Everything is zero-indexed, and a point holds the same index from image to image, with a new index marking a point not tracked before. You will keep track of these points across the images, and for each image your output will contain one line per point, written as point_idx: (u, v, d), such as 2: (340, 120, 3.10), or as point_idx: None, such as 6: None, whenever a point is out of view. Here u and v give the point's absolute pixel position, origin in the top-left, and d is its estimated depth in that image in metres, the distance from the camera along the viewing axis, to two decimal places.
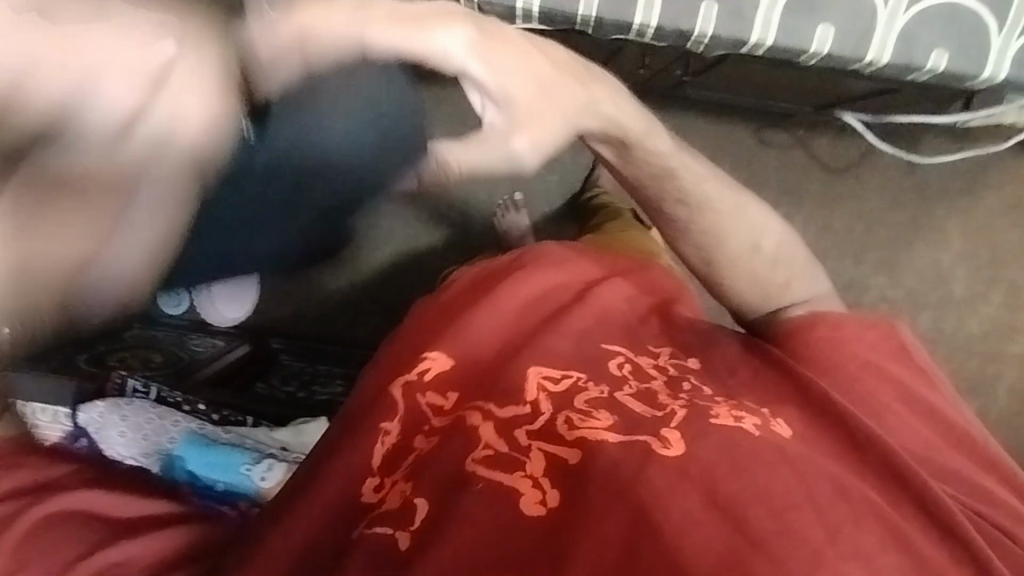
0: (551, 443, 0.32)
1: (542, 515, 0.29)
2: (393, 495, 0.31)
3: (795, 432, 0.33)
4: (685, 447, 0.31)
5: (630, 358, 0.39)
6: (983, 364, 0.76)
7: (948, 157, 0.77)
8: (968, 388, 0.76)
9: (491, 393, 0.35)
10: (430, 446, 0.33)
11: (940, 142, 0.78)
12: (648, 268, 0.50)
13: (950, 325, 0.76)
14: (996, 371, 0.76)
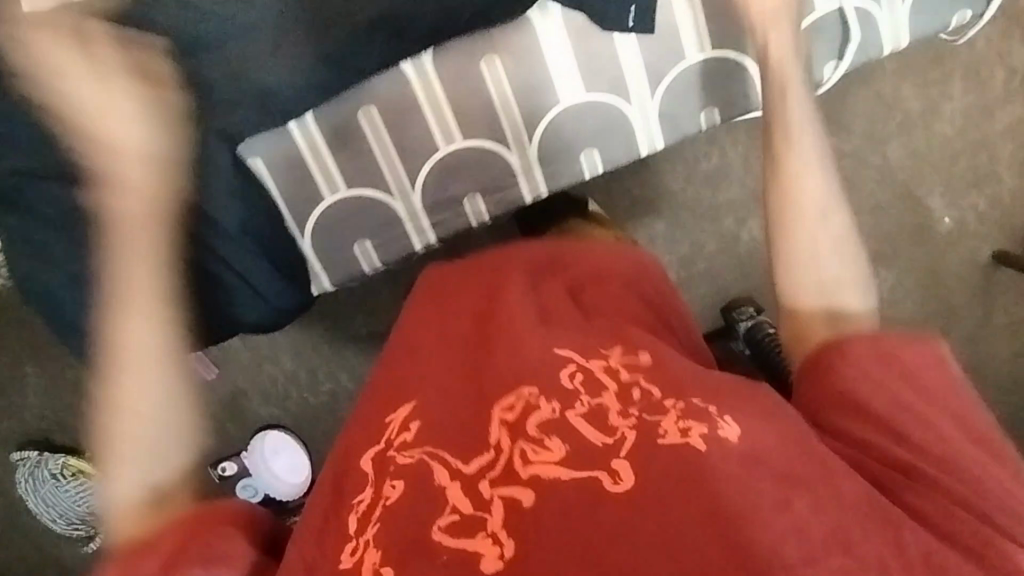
0: (510, 492, 0.47)
1: (501, 568, 0.44)
2: (364, 561, 0.47)
3: (738, 432, 0.48)
4: (631, 482, 0.47)
5: (581, 364, 0.54)
6: (970, 146, 1.17)
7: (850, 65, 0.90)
8: (975, 180, 1.17)
9: (458, 448, 0.51)
10: (398, 493, 0.50)
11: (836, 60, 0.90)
12: (602, 267, 0.67)
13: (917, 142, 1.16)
14: (997, 172, 1.17)
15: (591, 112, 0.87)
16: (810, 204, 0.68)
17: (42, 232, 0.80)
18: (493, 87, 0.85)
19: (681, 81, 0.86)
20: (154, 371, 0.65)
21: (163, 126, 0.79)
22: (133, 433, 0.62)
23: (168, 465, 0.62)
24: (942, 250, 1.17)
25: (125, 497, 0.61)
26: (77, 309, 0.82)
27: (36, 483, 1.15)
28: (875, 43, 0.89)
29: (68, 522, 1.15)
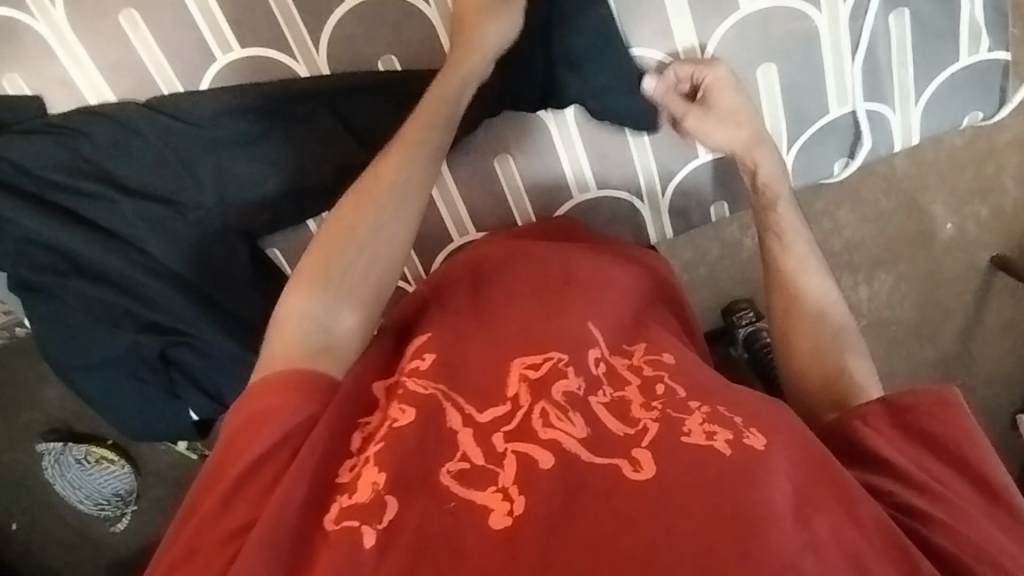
0: (530, 446, 0.55)
1: (509, 523, 0.50)
2: (371, 493, 0.53)
3: (763, 442, 0.55)
4: (653, 470, 0.52)
5: (604, 356, 0.66)
6: (976, 159, 1.20)
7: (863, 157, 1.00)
8: (980, 189, 1.21)
9: (484, 398, 0.61)
10: (411, 419, 0.58)
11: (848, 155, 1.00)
12: (623, 270, 0.79)
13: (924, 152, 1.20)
14: (1000, 182, 1.21)
15: (600, 208, 0.97)
16: (812, 301, 0.79)
17: (71, 318, 0.88)
18: (506, 183, 0.94)
19: (692, 175, 0.97)
20: (393, 213, 0.73)
21: (179, 231, 0.88)
22: (362, 284, 0.71)
23: (358, 326, 0.70)
24: (941, 255, 1.22)
25: (290, 331, 0.66)
26: (117, 387, 0.90)
27: (62, 468, 1.23)
28: (884, 141, 0.98)
29: (94, 503, 1.24)
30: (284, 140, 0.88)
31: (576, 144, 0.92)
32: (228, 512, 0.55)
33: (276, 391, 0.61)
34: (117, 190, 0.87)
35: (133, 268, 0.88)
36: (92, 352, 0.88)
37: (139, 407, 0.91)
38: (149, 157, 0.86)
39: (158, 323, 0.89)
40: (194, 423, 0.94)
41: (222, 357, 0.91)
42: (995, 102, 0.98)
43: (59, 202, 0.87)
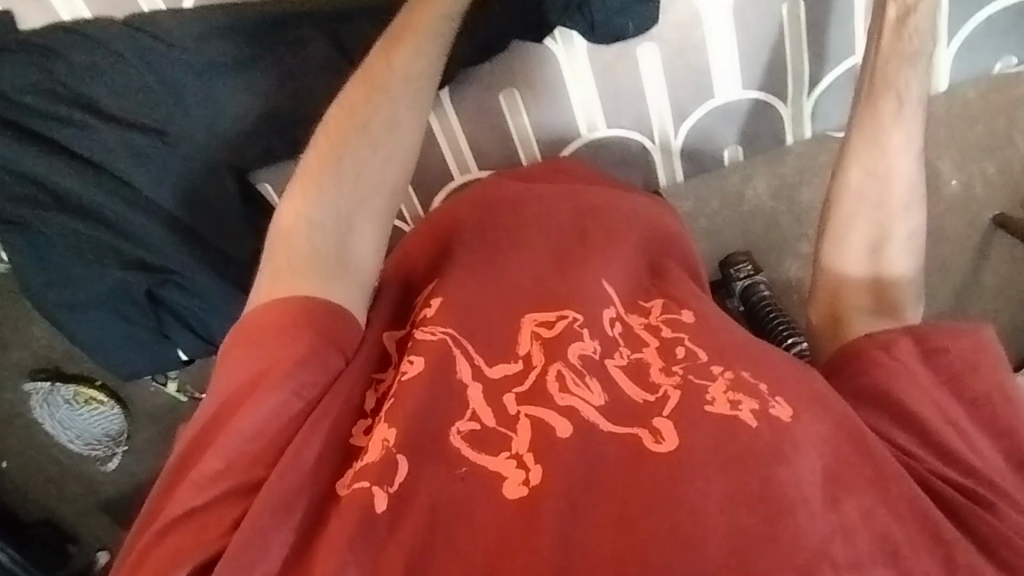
0: (546, 413, 0.57)
1: (523, 493, 0.53)
2: (380, 450, 0.55)
3: (790, 412, 0.56)
4: (674, 443, 0.54)
5: (621, 317, 0.67)
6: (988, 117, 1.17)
7: None
8: (990, 147, 1.18)
9: (501, 354, 0.62)
10: (420, 371, 0.59)
11: None
12: (643, 216, 0.78)
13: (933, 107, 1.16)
14: (1011, 140, 1.18)
15: (611, 149, 0.93)
16: (873, 213, 0.73)
17: (49, 252, 0.84)
18: (511, 118, 0.88)
19: (705, 116, 0.92)
20: (403, 111, 0.73)
21: (167, 163, 0.84)
22: (375, 186, 0.70)
23: (373, 235, 0.69)
24: (944, 211, 1.18)
25: (295, 238, 0.64)
26: (99, 327, 0.88)
27: (51, 408, 1.19)
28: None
29: (85, 442, 1.24)
30: (276, 68, 0.82)
31: (590, 84, 0.86)
32: (234, 464, 0.54)
33: (289, 313, 0.59)
34: (94, 116, 0.81)
35: (110, 199, 0.84)
36: (71, 286, 0.85)
37: (120, 348, 0.90)
38: (128, 82, 0.81)
39: (139, 257, 0.86)
40: (183, 363, 0.93)
41: (205, 299, 0.89)
42: None
43: (39, 130, 0.82)
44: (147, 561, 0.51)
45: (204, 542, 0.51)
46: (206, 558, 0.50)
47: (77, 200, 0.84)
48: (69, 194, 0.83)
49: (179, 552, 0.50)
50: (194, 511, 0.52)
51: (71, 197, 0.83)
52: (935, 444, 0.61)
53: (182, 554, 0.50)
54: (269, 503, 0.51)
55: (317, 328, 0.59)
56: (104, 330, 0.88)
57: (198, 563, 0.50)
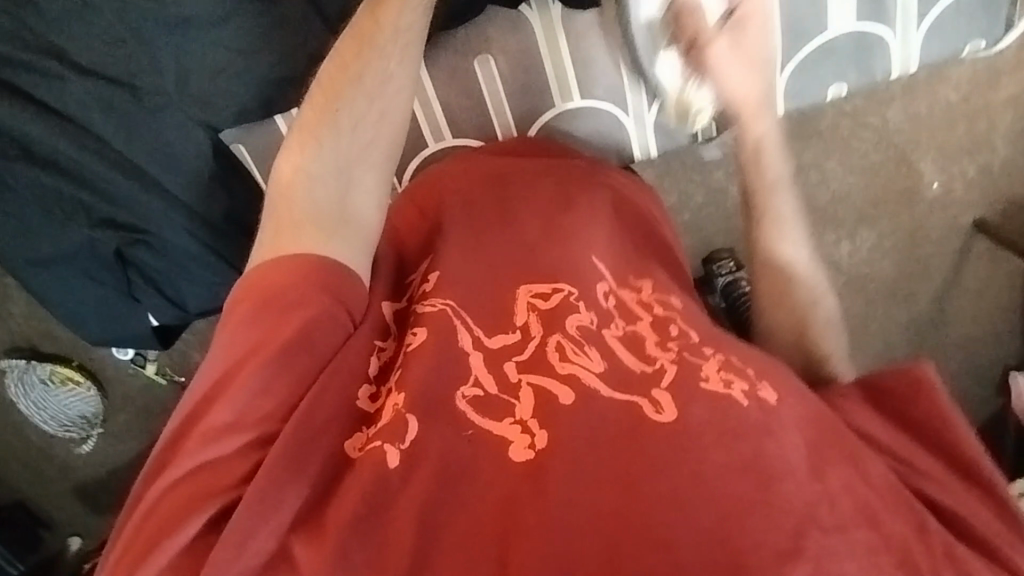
0: (547, 381, 0.56)
1: (530, 458, 0.52)
2: (389, 415, 0.57)
3: (776, 396, 0.56)
4: (675, 414, 0.53)
5: (615, 291, 0.66)
6: (970, 117, 1.20)
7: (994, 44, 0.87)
8: (968, 148, 1.20)
9: (496, 323, 0.63)
10: (422, 340, 0.61)
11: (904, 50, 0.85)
12: (637, 209, 0.79)
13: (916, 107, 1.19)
14: (990, 141, 1.20)
15: (585, 122, 0.89)
16: (789, 287, 0.71)
17: (23, 210, 0.85)
18: (486, 86, 0.86)
19: None
20: (394, 65, 0.74)
21: (135, 117, 0.83)
22: (369, 142, 0.72)
23: (373, 191, 0.71)
24: (925, 215, 1.21)
25: (296, 193, 0.67)
26: (73, 287, 0.91)
27: (26, 386, 1.19)
28: (879, 67, 0.86)
29: (60, 424, 1.22)
30: (252, 28, 0.82)
31: (563, 53, 0.85)
32: (244, 418, 0.55)
33: (295, 268, 0.62)
34: (66, 67, 0.81)
35: (84, 155, 0.84)
36: (46, 242, 0.87)
37: (91, 305, 0.93)
38: (102, 35, 0.80)
39: (112, 213, 0.88)
40: (152, 327, 0.97)
41: (177, 258, 0.92)
42: (1000, 32, 0.86)
43: (9, 79, 0.81)
44: (157, 512, 0.51)
45: (221, 492, 0.52)
46: (225, 507, 0.52)
47: (51, 155, 0.84)
48: (41, 148, 0.84)
49: (193, 502, 0.52)
50: (207, 465, 0.54)
51: (44, 152, 0.84)
52: (903, 461, 0.59)
53: (195, 505, 0.51)
54: (282, 457, 0.53)
55: (324, 281, 0.62)
56: (76, 289, 0.91)
57: (217, 511, 0.52)
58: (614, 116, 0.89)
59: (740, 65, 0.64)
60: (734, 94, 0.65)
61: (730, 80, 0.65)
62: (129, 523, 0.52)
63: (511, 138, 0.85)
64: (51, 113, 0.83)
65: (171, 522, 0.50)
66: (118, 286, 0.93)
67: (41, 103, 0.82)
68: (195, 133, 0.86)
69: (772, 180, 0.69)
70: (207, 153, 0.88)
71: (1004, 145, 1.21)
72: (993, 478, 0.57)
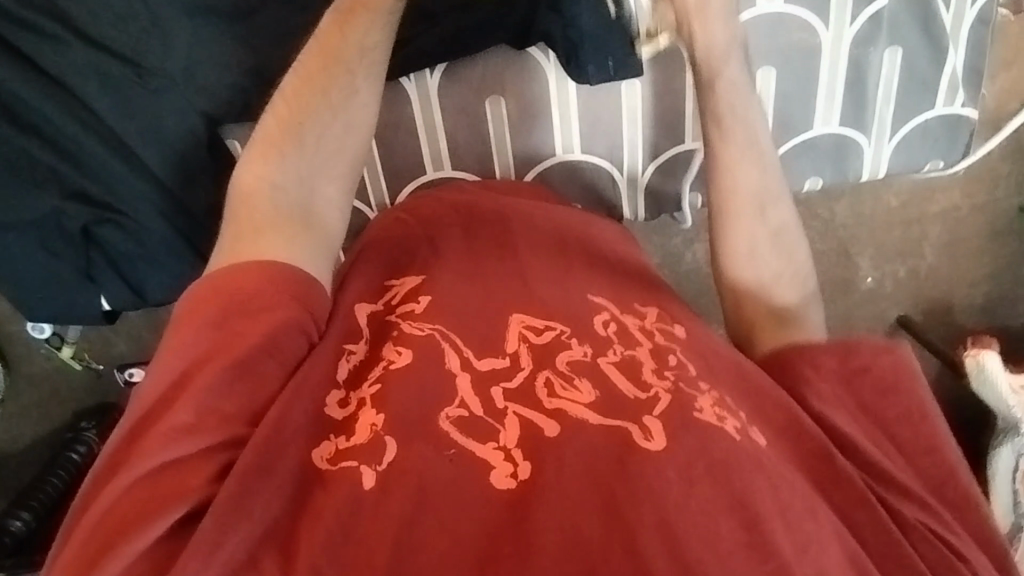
0: (531, 416, 0.53)
1: (511, 486, 0.48)
2: (365, 433, 0.52)
3: (765, 438, 0.55)
4: (663, 443, 0.50)
5: (615, 318, 0.64)
6: (908, 225, 1.26)
7: (955, 163, 0.96)
8: (901, 249, 1.28)
9: (488, 346, 0.60)
10: (407, 361, 0.58)
11: (878, 155, 0.93)
12: (627, 251, 0.81)
13: (866, 206, 1.23)
14: (921, 247, 1.28)
15: (581, 174, 0.93)
16: (745, 196, 0.70)
17: None
18: (493, 125, 0.89)
19: (675, 159, 0.93)
20: (361, 79, 0.70)
21: (137, 97, 0.82)
22: (334, 151, 0.68)
23: (337, 199, 0.67)
24: (855, 305, 1.31)
25: (258, 201, 0.62)
26: (27, 259, 0.86)
27: None
28: (852, 168, 0.94)
29: None
30: (271, 27, 0.82)
31: (572, 105, 0.89)
32: (205, 420, 0.50)
33: (266, 277, 0.57)
34: (68, 33, 0.78)
35: (72, 124, 0.82)
36: (6, 206, 0.83)
37: (41, 283, 0.88)
38: (115, 7, 0.78)
39: (86, 186, 0.84)
40: (103, 312, 0.93)
41: (146, 247, 0.89)
42: (957, 155, 0.95)
43: (1, 30, 0.78)
44: (113, 516, 0.46)
45: (184, 492, 0.47)
46: (196, 505, 0.47)
47: (33, 119, 0.81)
48: (24, 111, 0.81)
49: (154, 504, 0.46)
50: (161, 472, 0.48)
51: (26, 115, 0.81)
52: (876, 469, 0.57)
53: (157, 506, 0.46)
54: (250, 463, 0.48)
55: (286, 285, 0.58)
56: (29, 263, 0.86)
57: (187, 510, 0.47)
58: (610, 173, 0.93)
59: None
60: None
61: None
62: (81, 524, 0.47)
63: (519, 181, 0.88)
64: (45, 76, 0.80)
65: (129, 523, 0.45)
66: (74, 267, 0.88)
67: (35, 64, 0.80)
68: (190, 121, 0.84)
69: (717, 57, 0.72)
70: (199, 145, 0.86)
71: (933, 251, 1.28)
72: (962, 481, 0.58)
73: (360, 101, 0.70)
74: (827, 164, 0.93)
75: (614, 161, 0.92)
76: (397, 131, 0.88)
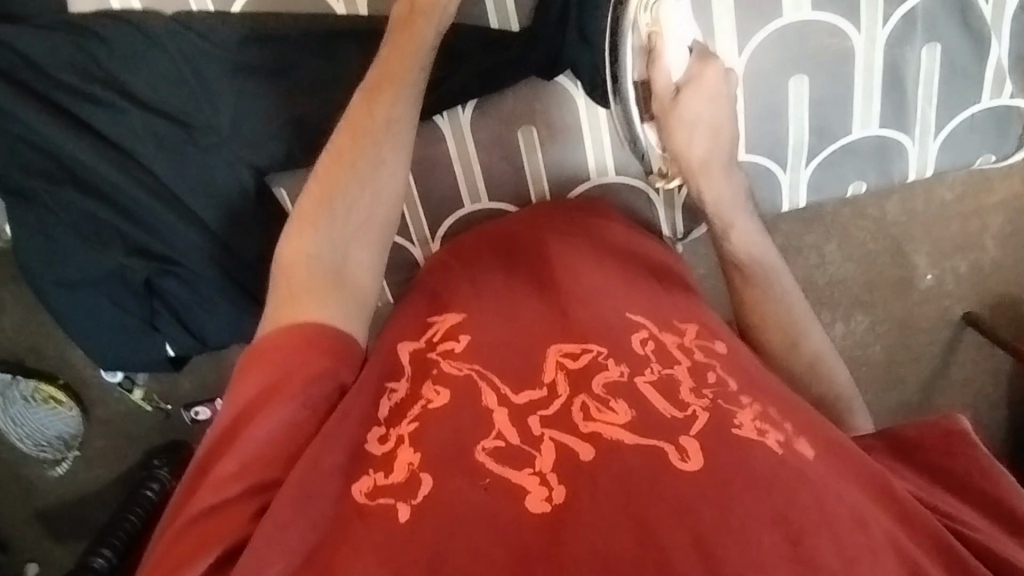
0: (565, 442, 0.51)
1: (546, 510, 0.47)
2: (403, 471, 0.52)
3: (812, 450, 0.52)
4: (700, 464, 0.49)
5: (654, 336, 0.63)
6: (969, 221, 1.20)
7: (1009, 154, 0.92)
8: (965, 245, 1.21)
9: (521, 378, 0.58)
10: (446, 398, 0.57)
11: (925, 152, 0.90)
12: (668, 259, 0.80)
13: (920, 204, 1.18)
14: (983, 243, 1.21)
15: (618, 195, 0.93)
16: (757, 275, 0.77)
17: (58, 230, 0.87)
18: (526, 155, 0.90)
19: None
20: (386, 148, 0.71)
21: (188, 153, 0.87)
22: (367, 222, 0.69)
23: (370, 262, 0.69)
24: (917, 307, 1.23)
25: (296, 271, 0.64)
26: (97, 313, 0.91)
27: (7, 402, 1.17)
28: (897, 169, 0.91)
29: (38, 441, 1.21)
30: (307, 77, 0.86)
31: (602, 128, 0.89)
32: (247, 466, 0.53)
33: (304, 338, 0.59)
34: (123, 100, 0.84)
35: (130, 183, 0.87)
36: (76, 265, 0.88)
37: (111, 336, 0.93)
38: (167, 73, 0.84)
39: (146, 239, 0.89)
40: (169, 357, 0.97)
41: (203, 293, 0.93)
42: (1010, 146, 0.92)
43: (62, 102, 0.84)
44: (164, 563, 0.49)
45: (227, 534, 0.50)
46: (234, 546, 0.49)
47: (94, 181, 0.87)
48: (85, 174, 0.86)
49: (199, 547, 0.49)
50: (212, 513, 0.51)
51: (87, 177, 0.86)
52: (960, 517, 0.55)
53: (201, 548, 0.49)
54: (284, 501, 0.50)
55: (323, 348, 0.59)
56: (98, 317, 0.92)
57: (221, 553, 0.49)
58: (646, 192, 0.93)
59: (702, 127, 0.74)
60: (693, 152, 0.76)
61: (688, 141, 0.75)
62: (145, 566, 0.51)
63: (565, 198, 0.86)
64: (103, 142, 0.86)
65: (180, 563, 0.48)
66: (139, 318, 0.93)
67: (94, 131, 0.86)
68: (238, 172, 0.89)
69: (729, 207, 0.78)
70: (247, 193, 0.90)
71: (996, 246, 1.21)
72: (1011, 499, 0.59)
73: (387, 167, 0.71)
74: (869, 168, 0.91)
75: (649, 180, 0.93)
76: (433, 166, 0.90)
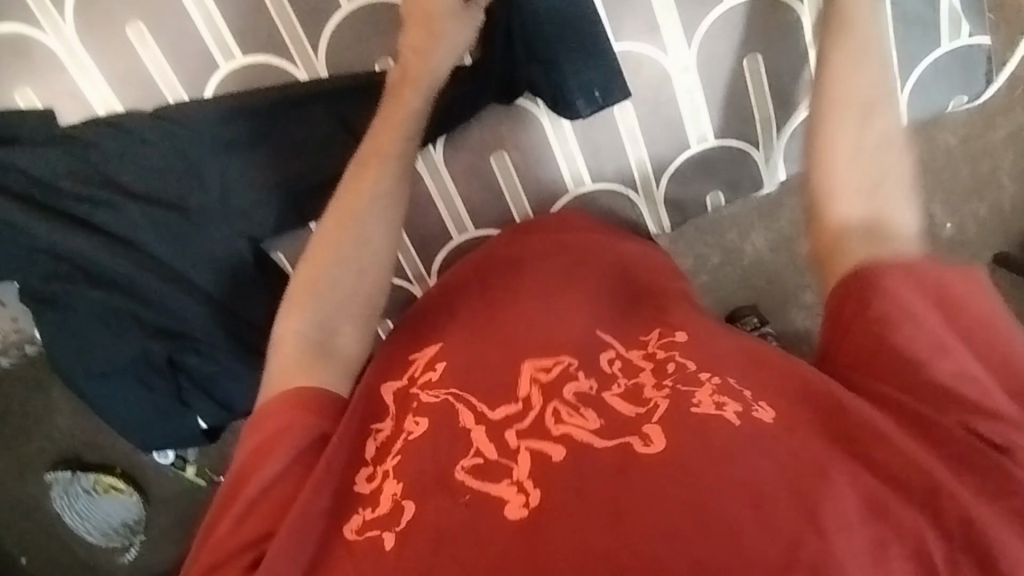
0: (539, 444, 0.54)
1: (525, 514, 0.50)
2: (388, 502, 0.55)
3: (774, 416, 0.55)
4: (664, 445, 0.52)
5: (621, 355, 0.63)
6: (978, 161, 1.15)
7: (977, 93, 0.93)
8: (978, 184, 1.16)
9: (495, 395, 0.60)
10: (424, 427, 0.59)
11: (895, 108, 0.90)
12: (648, 258, 0.81)
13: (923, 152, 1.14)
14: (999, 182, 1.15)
15: (598, 202, 0.95)
16: (856, 143, 0.70)
17: (80, 327, 0.93)
18: (502, 180, 0.93)
19: (686, 165, 0.95)
20: (373, 225, 0.75)
21: (186, 236, 0.92)
22: (354, 295, 0.73)
23: (357, 334, 0.73)
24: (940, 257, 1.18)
25: (291, 346, 0.69)
26: (126, 398, 0.96)
27: (70, 498, 1.20)
28: None
29: (104, 533, 1.22)
30: (283, 146, 0.91)
31: (571, 139, 0.91)
32: (245, 523, 0.57)
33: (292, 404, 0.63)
34: (118, 198, 0.90)
35: (136, 271, 0.92)
36: (100, 357, 0.93)
37: (143, 418, 0.98)
38: (154, 164, 0.89)
39: (161, 321, 0.94)
40: (201, 429, 1.02)
41: (221, 363, 0.97)
42: (980, 85, 0.92)
43: (66, 209, 0.90)
44: None
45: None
46: None
47: (104, 274, 0.92)
48: (95, 269, 0.92)
49: None
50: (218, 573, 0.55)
51: (97, 272, 0.92)
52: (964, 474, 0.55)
53: None
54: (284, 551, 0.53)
55: (315, 409, 0.63)
56: (128, 403, 0.96)
57: None
58: (624, 195, 0.96)
59: None
60: None
61: None
62: None
63: (548, 216, 0.85)
64: (107, 239, 0.91)
65: None
66: (168, 395, 0.98)
67: (98, 230, 0.91)
68: (235, 245, 0.94)
69: (857, 24, 0.74)
70: (246, 262, 0.95)
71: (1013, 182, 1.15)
72: None
73: (382, 240, 0.76)
74: None
75: (625, 182, 0.94)
76: (414, 207, 0.93)
